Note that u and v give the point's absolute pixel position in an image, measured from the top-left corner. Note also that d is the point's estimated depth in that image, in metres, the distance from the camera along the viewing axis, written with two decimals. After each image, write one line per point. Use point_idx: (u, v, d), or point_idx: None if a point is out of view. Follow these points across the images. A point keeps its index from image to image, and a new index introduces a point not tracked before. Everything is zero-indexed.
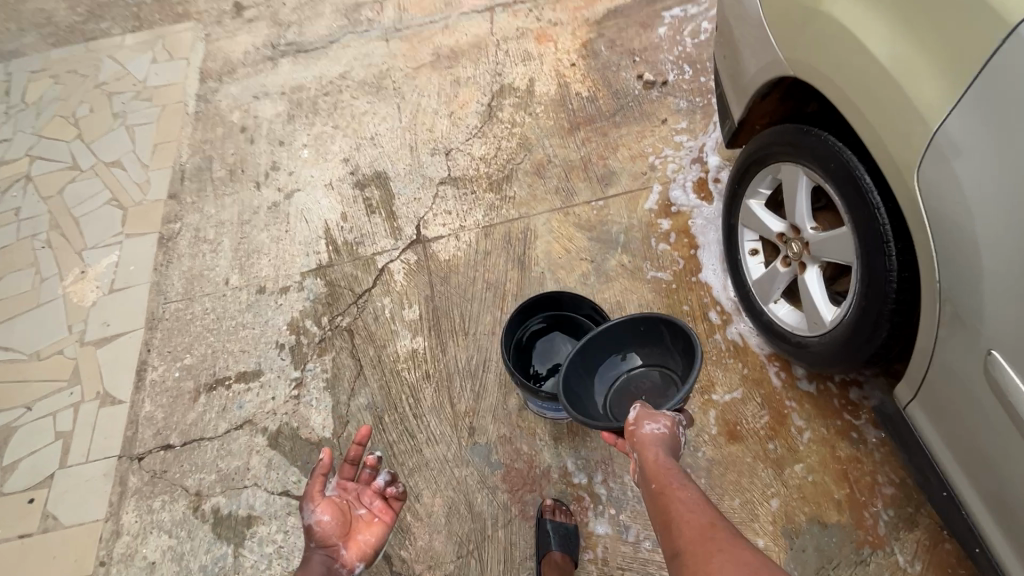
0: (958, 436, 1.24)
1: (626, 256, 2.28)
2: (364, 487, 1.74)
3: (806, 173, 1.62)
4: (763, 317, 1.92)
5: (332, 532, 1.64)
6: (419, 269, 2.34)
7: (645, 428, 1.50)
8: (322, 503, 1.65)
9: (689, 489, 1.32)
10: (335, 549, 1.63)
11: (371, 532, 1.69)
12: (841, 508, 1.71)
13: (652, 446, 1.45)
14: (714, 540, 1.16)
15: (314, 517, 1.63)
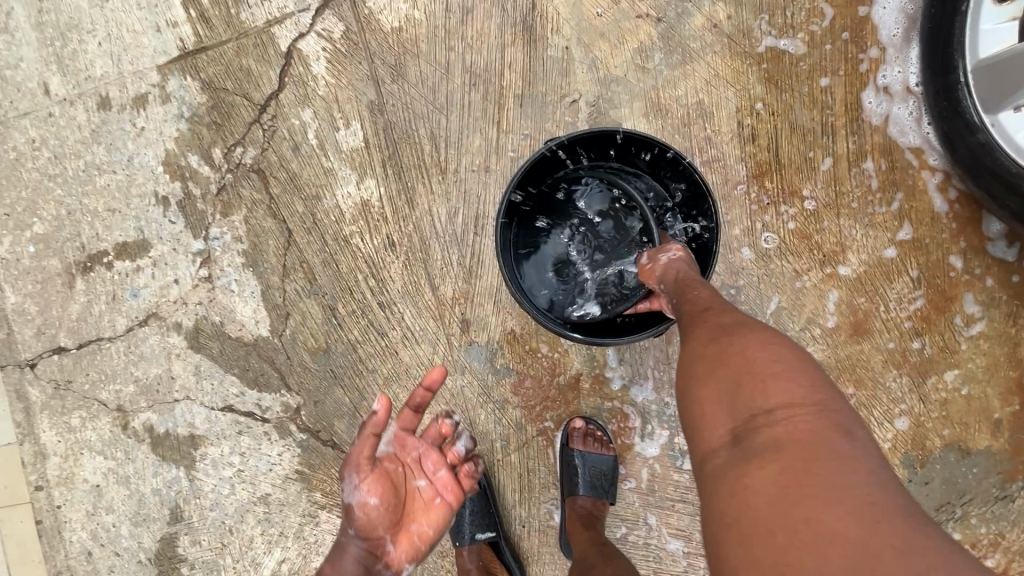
0: None
1: (723, 6, 1.23)
2: (428, 454, 1.15)
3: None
4: (975, 137, 1.04)
5: (377, 521, 1.08)
6: (352, 52, 1.34)
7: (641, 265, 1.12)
8: (368, 476, 1.08)
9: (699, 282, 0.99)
10: (380, 546, 1.08)
11: (430, 522, 1.11)
12: (997, 430, 1.20)
13: (671, 267, 1.05)
14: (690, 310, 0.91)
15: (357, 494, 1.08)
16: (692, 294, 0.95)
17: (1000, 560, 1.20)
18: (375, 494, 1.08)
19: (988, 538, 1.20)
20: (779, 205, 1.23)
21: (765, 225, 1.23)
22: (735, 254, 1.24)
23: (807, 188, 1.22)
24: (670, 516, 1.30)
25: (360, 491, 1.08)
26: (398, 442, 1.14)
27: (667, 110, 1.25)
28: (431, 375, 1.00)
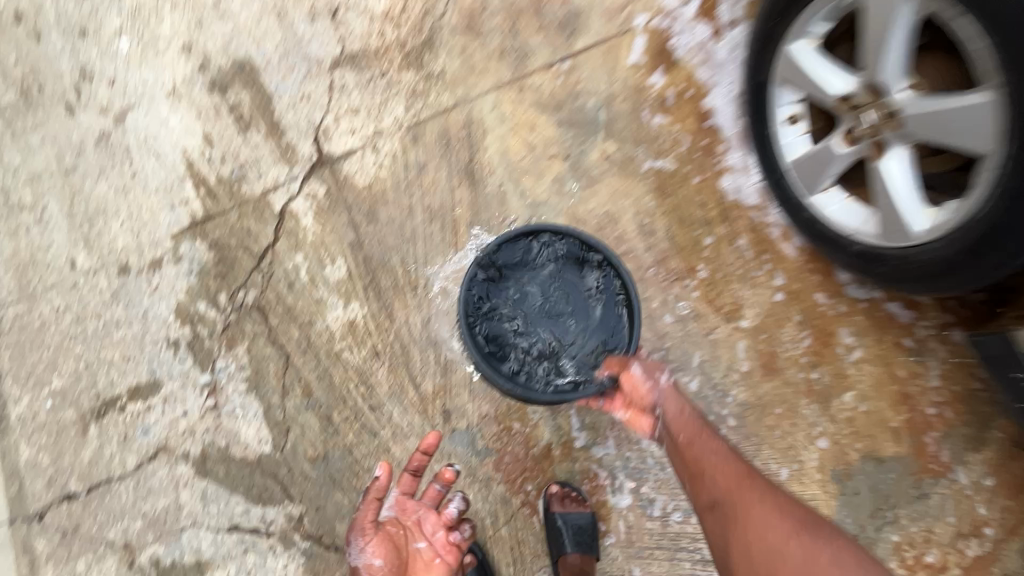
0: None
1: (612, 142, 1.65)
2: (428, 516, 1.41)
3: (982, 91, 1.04)
4: (803, 213, 1.39)
5: None
6: (333, 205, 1.69)
7: (630, 369, 1.42)
8: (372, 541, 1.37)
9: (720, 445, 1.27)
10: None
11: None
12: (898, 437, 1.43)
13: (675, 409, 1.35)
14: (742, 485, 1.18)
15: (365, 556, 1.37)
16: (711, 446, 1.28)
17: (934, 554, 1.38)
18: (378, 554, 1.37)
19: (920, 536, 1.39)
20: (683, 280, 1.56)
21: (676, 296, 1.55)
22: (658, 321, 1.54)
23: (701, 264, 1.56)
24: (651, 563, 1.44)
25: (367, 554, 1.37)
26: (399, 508, 1.42)
27: (583, 221, 1.62)
28: (419, 444, 1.33)
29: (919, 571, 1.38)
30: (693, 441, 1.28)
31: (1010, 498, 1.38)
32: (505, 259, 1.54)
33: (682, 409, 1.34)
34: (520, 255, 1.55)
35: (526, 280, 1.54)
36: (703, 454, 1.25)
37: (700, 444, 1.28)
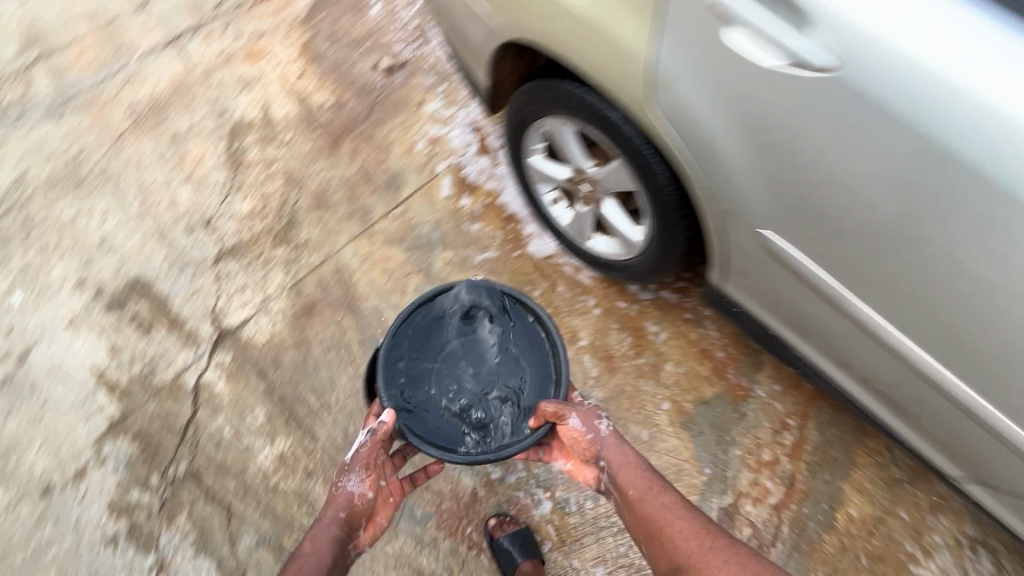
0: (759, 300, 1.60)
1: (448, 251, 2.19)
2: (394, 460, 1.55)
3: (615, 161, 1.65)
4: (587, 254, 2.02)
5: (363, 510, 1.43)
6: (240, 366, 2.00)
7: (566, 421, 1.48)
8: (371, 475, 1.45)
9: (675, 500, 1.38)
10: (354, 531, 1.43)
11: (386, 513, 1.52)
12: (712, 382, 1.95)
13: (621, 465, 1.45)
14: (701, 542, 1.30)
15: (359, 487, 1.43)
16: (664, 501, 1.38)
17: (767, 454, 1.85)
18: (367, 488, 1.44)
19: (754, 445, 1.87)
20: None
21: None
22: None
23: None
24: (585, 551, 1.75)
25: (363, 484, 1.44)
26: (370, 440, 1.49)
27: None
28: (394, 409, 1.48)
29: (765, 470, 1.83)
30: (645, 499, 1.38)
31: (794, 394, 1.92)
32: (449, 321, 1.65)
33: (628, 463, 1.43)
34: (466, 315, 1.65)
35: (469, 339, 1.64)
36: (653, 511, 1.37)
37: (651, 501, 1.38)
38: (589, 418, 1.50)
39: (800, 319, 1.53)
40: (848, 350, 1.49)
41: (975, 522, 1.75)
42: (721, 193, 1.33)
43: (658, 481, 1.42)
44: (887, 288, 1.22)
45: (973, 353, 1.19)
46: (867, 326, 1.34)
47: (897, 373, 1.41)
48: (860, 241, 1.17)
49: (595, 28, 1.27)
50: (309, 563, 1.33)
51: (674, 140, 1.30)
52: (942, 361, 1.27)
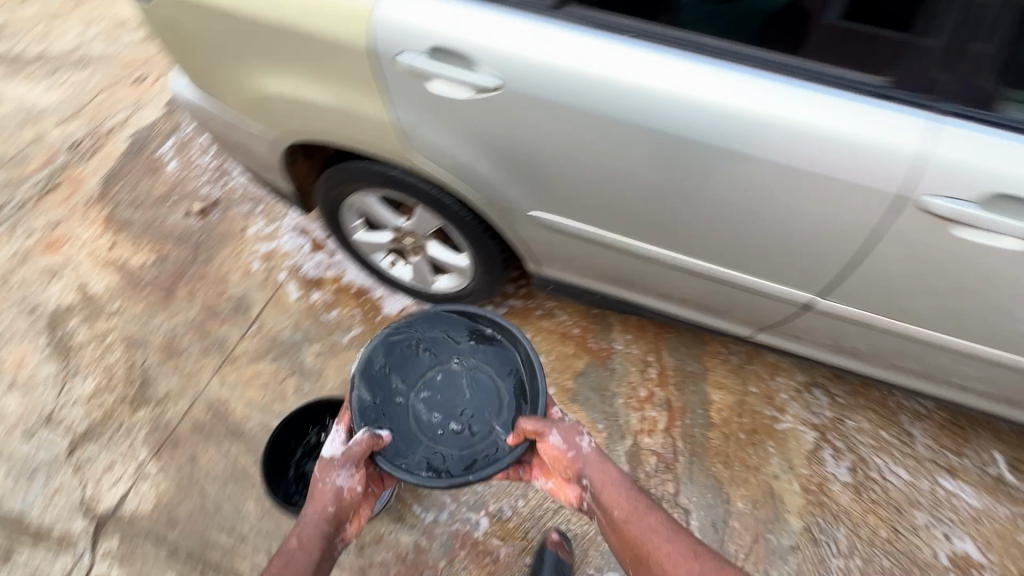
0: (576, 270, 1.82)
1: (315, 343, 2.29)
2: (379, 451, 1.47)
3: (420, 209, 1.95)
4: (437, 295, 2.27)
5: (352, 504, 1.35)
6: (134, 543, 1.87)
7: (547, 439, 1.38)
8: (361, 471, 1.36)
9: (661, 519, 1.31)
10: (345, 524, 1.35)
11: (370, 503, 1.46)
12: (579, 355, 2.24)
13: (603, 485, 1.35)
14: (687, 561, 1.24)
15: (349, 482, 1.34)
16: (651, 522, 1.30)
17: (643, 392, 2.16)
18: (357, 483, 1.35)
19: (631, 389, 2.16)
20: None
21: None
22: None
23: None
24: (533, 545, 1.87)
25: (353, 479, 1.34)
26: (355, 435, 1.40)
27: None
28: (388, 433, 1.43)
29: (646, 405, 2.13)
30: (630, 519, 1.30)
31: (643, 336, 2.28)
32: (421, 351, 1.59)
33: (612, 480, 1.35)
34: (439, 343, 1.59)
35: (444, 365, 1.58)
36: (641, 536, 1.28)
37: (638, 524, 1.29)
38: (569, 433, 1.39)
39: (610, 271, 1.72)
40: (656, 280, 1.67)
41: (803, 371, 2.18)
42: (494, 203, 1.59)
43: (645, 501, 1.34)
44: (639, 219, 1.43)
45: (724, 246, 1.40)
46: (650, 256, 1.54)
47: (694, 283, 1.61)
48: (591, 197, 1.43)
49: (347, 112, 1.51)
50: (297, 562, 1.24)
51: (440, 171, 1.55)
52: (706, 265, 1.48)
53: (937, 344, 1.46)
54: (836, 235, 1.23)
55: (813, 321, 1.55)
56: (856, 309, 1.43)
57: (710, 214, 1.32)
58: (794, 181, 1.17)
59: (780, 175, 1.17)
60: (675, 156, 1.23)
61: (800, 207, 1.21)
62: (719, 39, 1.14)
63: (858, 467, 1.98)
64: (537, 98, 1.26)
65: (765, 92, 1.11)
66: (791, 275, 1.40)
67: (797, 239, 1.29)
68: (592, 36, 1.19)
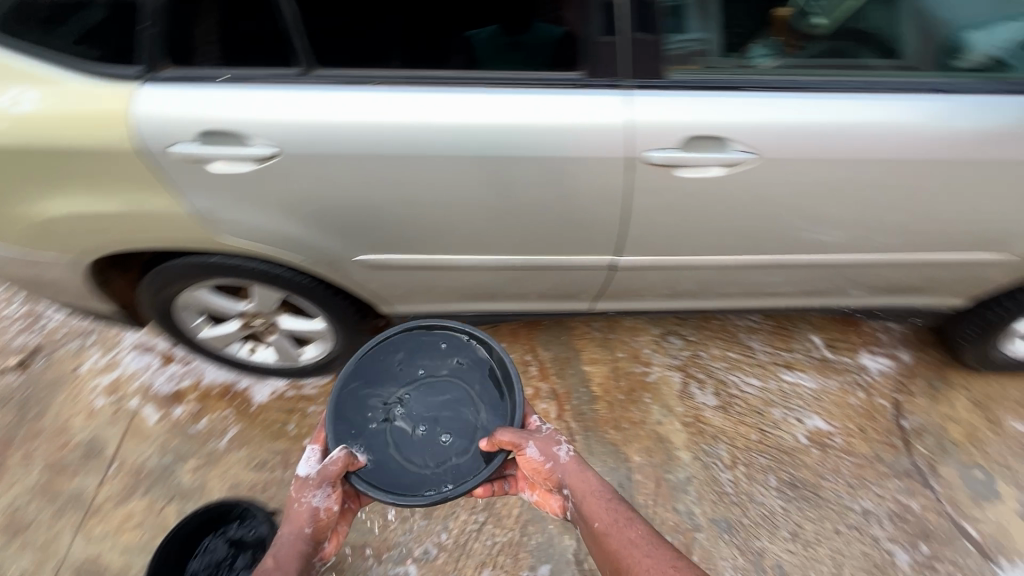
0: (422, 300, 1.87)
1: (189, 459, 2.13)
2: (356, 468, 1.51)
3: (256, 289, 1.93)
4: (307, 367, 2.23)
5: (328, 523, 1.39)
6: None
7: (525, 452, 1.42)
8: (338, 490, 1.40)
9: (639, 527, 1.32)
10: (321, 542, 1.39)
11: (347, 521, 1.50)
12: None
13: (584, 493, 1.38)
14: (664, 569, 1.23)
15: (325, 501, 1.38)
16: (630, 536, 1.30)
17: (529, 390, 2.28)
18: (332, 502, 1.40)
19: None
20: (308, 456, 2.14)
21: None
22: None
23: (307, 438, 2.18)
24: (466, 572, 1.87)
25: (330, 497, 1.39)
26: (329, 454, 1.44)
27: None
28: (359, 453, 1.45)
29: (535, 401, 2.25)
30: (608, 531, 1.31)
31: (516, 341, 2.42)
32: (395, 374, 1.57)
33: (590, 488, 1.38)
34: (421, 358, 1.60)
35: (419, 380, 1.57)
36: (620, 549, 1.28)
37: (616, 537, 1.30)
38: (547, 445, 1.44)
39: (450, 290, 1.80)
40: (492, 286, 1.78)
41: (656, 325, 2.46)
42: (319, 259, 1.63)
43: (624, 510, 1.35)
44: (449, 236, 1.56)
45: (528, 237, 1.56)
46: (475, 265, 1.66)
47: (523, 278, 1.73)
48: (398, 225, 1.53)
49: (140, 214, 1.50)
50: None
51: (254, 244, 1.57)
52: (522, 257, 1.64)
53: (725, 267, 1.68)
54: (605, 200, 1.44)
55: (626, 279, 1.73)
56: (650, 257, 1.63)
57: (504, 211, 1.48)
58: (553, 166, 1.37)
59: (540, 164, 1.36)
60: (453, 171, 1.38)
61: (564, 180, 1.40)
62: (447, 69, 1.32)
63: (719, 390, 2.26)
64: (314, 153, 1.36)
65: (499, 104, 1.32)
66: (589, 245, 1.59)
67: (578, 213, 1.48)
68: (342, 91, 1.32)
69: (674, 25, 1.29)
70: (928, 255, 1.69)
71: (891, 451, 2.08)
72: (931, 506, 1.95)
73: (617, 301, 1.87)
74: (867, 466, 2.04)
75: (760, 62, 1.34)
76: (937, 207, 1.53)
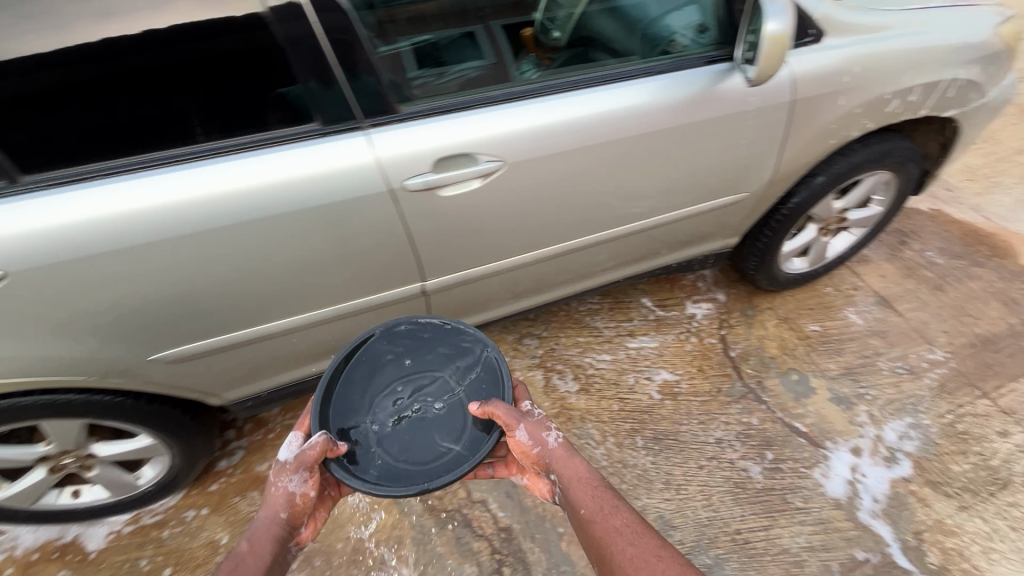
0: (252, 378, 1.78)
1: None
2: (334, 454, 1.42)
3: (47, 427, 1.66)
4: (150, 490, 1.99)
5: (304, 508, 1.29)
6: None
7: (513, 434, 1.34)
8: (315, 475, 1.31)
9: (624, 511, 1.21)
10: (297, 529, 1.28)
11: (325, 508, 1.40)
12: None
13: (570, 475, 1.28)
14: (647, 554, 1.13)
15: (302, 485, 1.28)
16: (615, 524, 1.19)
17: None
18: (309, 488, 1.29)
19: None
20: None
21: None
22: None
23: (167, 568, 1.93)
24: None
25: (307, 483, 1.29)
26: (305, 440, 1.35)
27: None
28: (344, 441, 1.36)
29: None
30: (593, 516, 1.20)
31: None
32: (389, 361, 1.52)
33: (575, 471, 1.28)
34: (416, 349, 1.55)
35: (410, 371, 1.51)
36: (606, 538, 1.17)
37: (601, 524, 1.19)
38: (536, 427, 1.35)
39: (277, 358, 1.74)
40: (320, 341, 1.75)
41: (512, 332, 2.57)
42: (108, 371, 1.48)
43: (611, 495, 1.25)
44: (248, 306, 1.52)
45: (330, 286, 1.57)
46: (289, 326, 1.62)
47: (346, 326, 1.73)
48: (186, 308, 1.45)
49: None
50: (248, 564, 1.14)
51: (20, 376, 1.39)
52: (333, 306, 1.63)
53: (526, 264, 1.80)
54: (388, 233, 1.49)
55: (444, 300, 1.79)
56: (455, 274, 1.70)
57: (293, 268, 1.47)
58: (322, 213, 1.39)
59: (308, 214, 1.38)
60: (222, 242, 1.36)
61: (340, 223, 1.43)
62: (179, 146, 1.29)
63: (579, 373, 2.41)
64: (53, 262, 1.25)
65: (246, 169, 1.32)
66: (393, 278, 1.62)
67: (368, 251, 1.51)
68: (67, 193, 1.24)
69: (450, 57, 1.42)
70: (712, 202, 1.92)
71: (727, 380, 2.35)
72: (767, 416, 2.22)
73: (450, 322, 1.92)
74: (712, 401, 2.28)
75: (528, 76, 1.50)
76: (692, 165, 1.72)
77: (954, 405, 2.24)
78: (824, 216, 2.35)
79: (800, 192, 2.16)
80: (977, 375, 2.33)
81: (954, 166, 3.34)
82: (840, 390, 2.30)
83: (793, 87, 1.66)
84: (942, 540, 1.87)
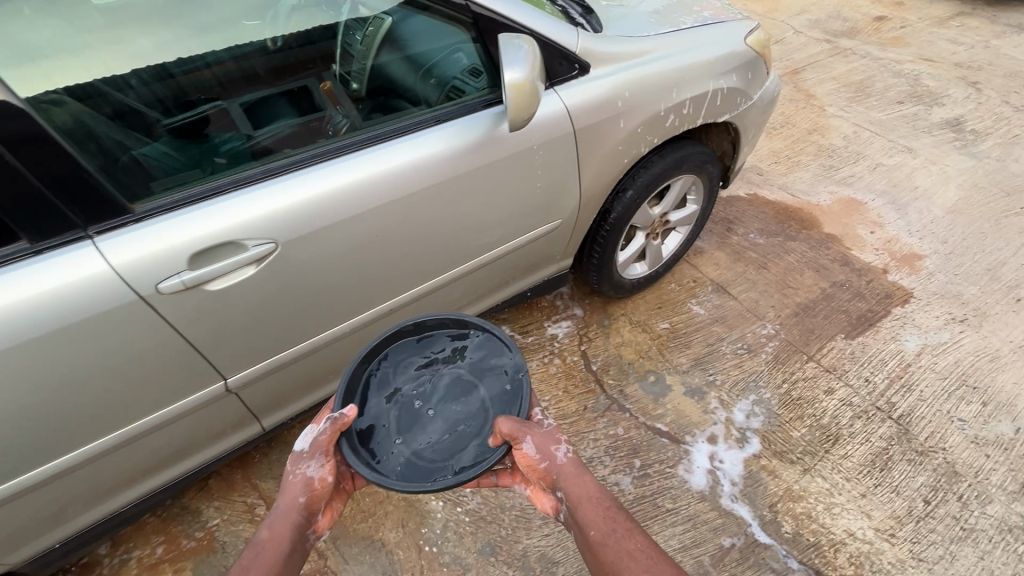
0: (43, 530, 1.52)
1: None
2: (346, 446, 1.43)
3: None
4: None
5: (324, 493, 1.29)
6: None
7: (522, 446, 1.31)
8: (332, 461, 1.31)
9: (635, 536, 1.18)
10: (314, 516, 1.28)
11: (340, 498, 1.39)
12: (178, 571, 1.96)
13: (580, 496, 1.25)
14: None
15: (318, 472, 1.28)
16: (627, 548, 1.16)
17: None
18: (327, 474, 1.30)
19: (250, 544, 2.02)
20: None
21: None
22: None
23: None
24: None
25: (324, 469, 1.29)
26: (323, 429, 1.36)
27: None
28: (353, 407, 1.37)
29: None
30: (603, 539, 1.17)
31: (233, 490, 2.15)
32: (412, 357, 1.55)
33: (585, 490, 1.25)
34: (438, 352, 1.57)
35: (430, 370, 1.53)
36: (617, 560, 1.14)
37: (613, 547, 1.16)
38: (546, 441, 1.32)
39: (70, 500, 1.50)
40: (123, 467, 1.54)
41: None
42: None
43: (623, 518, 1.22)
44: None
45: (107, 410, 1.37)
46: (70, 465, 1.40)
47: (150, 443, 1.54)
48: None
49: None
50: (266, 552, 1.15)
51: None
52: (124, 429, 1.43)
53: (345, 334, 1.71)
54: (157, 343, 1.33)
55: (258, 390, 1.66)
56: (263, 363, 1.57)
57: (46, 404, 1.26)
58: (62, 340, 1.20)
59: (41, 345, 1.18)
60: None
61: (92, 344, 1.24)
62: None
63: None
64: None
65: None
66: (188, 383, 1.46)
67: (139, 365, 1.34)
68: None
69: (267, 114, 1.44)
70: (532, 234, 1.96)
71: (591, 396, 2.40)
72: (631, 424, 2.29)
73: (280, 407, 1.80)
74: (580, 421, 2.31)
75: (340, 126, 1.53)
76: (492, 207, 1.74)
77: (788, 374, 2.45)
78: (645, 223, 2.49)
79: (615, 208, 2.27)
80: (802, 342, 2.57)
81: (762, 153, 3.72)
82: (692, 382, 2.43)
83: (570, 119, 1.73)
84: (792, 507, 2.02)
